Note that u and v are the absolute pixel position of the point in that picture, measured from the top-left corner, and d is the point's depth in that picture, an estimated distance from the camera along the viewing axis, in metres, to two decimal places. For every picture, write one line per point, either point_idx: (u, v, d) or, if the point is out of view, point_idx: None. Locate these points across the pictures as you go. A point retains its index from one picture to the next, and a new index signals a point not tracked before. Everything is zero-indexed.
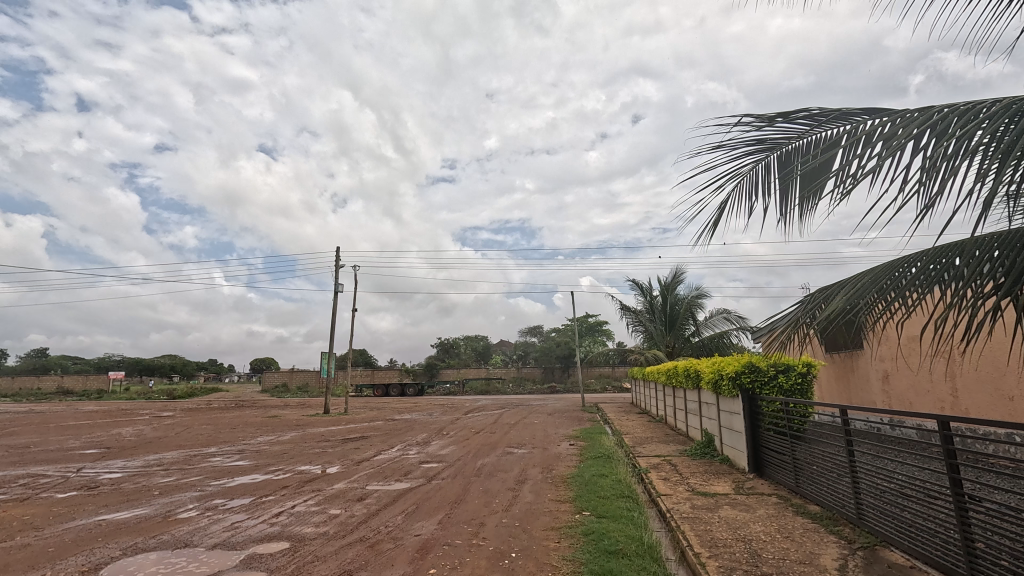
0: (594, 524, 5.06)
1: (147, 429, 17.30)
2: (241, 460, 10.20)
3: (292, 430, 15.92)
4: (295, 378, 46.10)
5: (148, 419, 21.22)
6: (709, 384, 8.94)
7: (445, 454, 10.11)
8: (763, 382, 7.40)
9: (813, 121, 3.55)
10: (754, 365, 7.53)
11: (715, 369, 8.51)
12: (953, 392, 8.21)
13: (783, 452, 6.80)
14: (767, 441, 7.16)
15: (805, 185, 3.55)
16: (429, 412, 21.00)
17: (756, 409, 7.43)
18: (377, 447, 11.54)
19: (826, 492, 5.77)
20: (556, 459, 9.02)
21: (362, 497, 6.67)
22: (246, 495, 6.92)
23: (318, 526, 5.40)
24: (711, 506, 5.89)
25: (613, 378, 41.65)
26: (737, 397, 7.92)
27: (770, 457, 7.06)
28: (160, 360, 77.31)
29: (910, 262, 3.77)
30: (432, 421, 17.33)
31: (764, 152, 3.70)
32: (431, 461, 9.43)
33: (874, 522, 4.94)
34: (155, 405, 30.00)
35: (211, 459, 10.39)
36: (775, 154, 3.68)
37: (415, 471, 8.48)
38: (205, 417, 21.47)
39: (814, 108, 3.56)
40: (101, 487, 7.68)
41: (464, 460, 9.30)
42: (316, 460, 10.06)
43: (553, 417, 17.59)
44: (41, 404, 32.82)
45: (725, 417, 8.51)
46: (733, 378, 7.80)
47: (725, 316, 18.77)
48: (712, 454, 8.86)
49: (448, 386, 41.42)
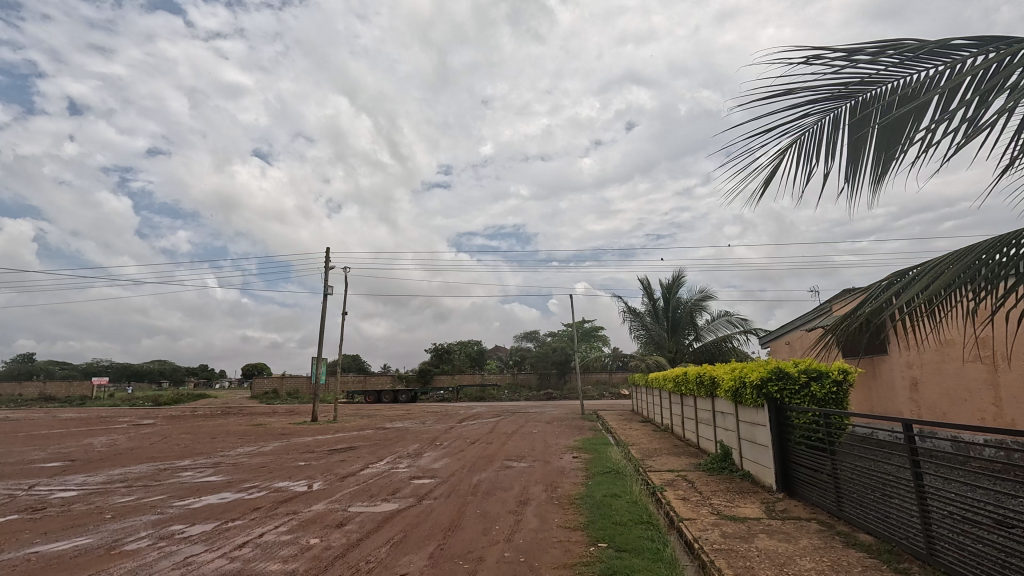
0: (614, 561, 4.27)
1: (121, 438, 16.30)
2: (216, 475, 9.33)
3: (276, 440, 15.00)
4: (284, 386, 44.99)
5: (125, 427, 20.14)
6: (726, 393, 8.16)
7: (438, 468, 9.25)
8: (791, 391, 6.66)
9: (901, 60, 2.70)
10: (782, 372, 6.79)
11: (733, 376, 7.77)
12: (995, 403, 7.56)
13: (818, 470, 6.04)
14: (799, 456, 6.43)
15: (881, 146, 2.77)
16: (422, 420, 20.13)
17: (785, 420, 6.71)
18: (364, 460, 10.66)
19: (881, 520, 5.02)
20: (559, 475, 8.20)
21: (342, 523, 5.81)
22: (209, 521, 6.05)
23: (285, 563, 4.55)
24: (744, 534, 5.11)
25: (610, 385, 40.82)
26: (761, 406, 7.19)
27: (803, 476, 6.31)
28: (149, 366, 76.00)
29: (1013, 238, 3.01)
30: (424, 430, 16.45)
31: (834, 103, 2.89)
32: (423, 476, 8.57)
33: (949, 559, 4.17)
34: (136, 413, 28.82)
35: (182, 474, 9.49)
36: (846, 107, 2.87)
37: (404, 489, 7.62)
38: (187, 425, 20.48)
39: (904, 43, 2.70)
40: (48, 510, 6.77)
41: (459, 476, 8.45)
42: (297, 474, 9.19)
43: (552, 426, 16.75)
44: (16, 410, 31.63)
45: (746, 428, 7.76)
46: (756, 385, 7.07)
47: (727, 319, 18.09)
48: (731, 469, 8.09)
49: (441, 393, 40.36)
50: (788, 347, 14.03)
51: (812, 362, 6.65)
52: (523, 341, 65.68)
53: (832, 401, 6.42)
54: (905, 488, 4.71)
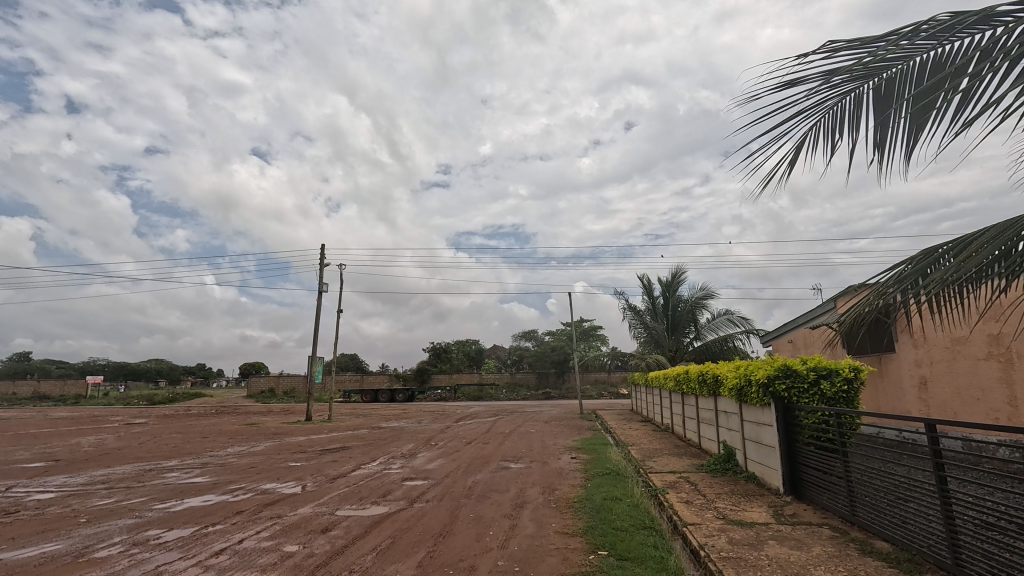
0: (616, 571, 3.97)
1: (110, 438, 15.94)
2: (202, 476, 9.02)
3: (268, 439, 14.68)
4: (281, 385, 44.61)
5: (115, 427, 19.78)
6: (730, 392, 7.89)
7: (432, 469, 8.96)
8: (799, 390, 6.37)
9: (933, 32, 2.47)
10: (789, 370, 6.52)
11: (737, 374, 7.48)
12: (1010, 402, 7.30)
13: (829, 472, 5.75)
14: (807, 458, 6.15)
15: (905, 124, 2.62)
16: (418, 420, 19.80)
17: (793, 420, 6.43)
18: (356, 461, 10.35)
19: (898, 526, 4.75)
20: (557, 476, 7.91)
21: (327, 528, 5.50)
22: (187, 525, 5.76)
23: (262, 572, 4.24)
24: (753, 541, 4.82)
25: (609, 385, 40.53)
26: (767, 406, 6.90)
27: (812, 478, 6.03)
28: (145, 365, 75.58)
29: None
30: (419, 430, 16.17)
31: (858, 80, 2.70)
32: (416, 478, 8.28)
33: (975, 570, 3.88)
34: (128, 411, 28.44)
35: (167, 475, 9.17)
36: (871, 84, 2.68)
37: (396, 491, 7.32)
38: (179, 424, 20.14)
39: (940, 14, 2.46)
40: (20, 513, 6.44)
41: (453, 477, 8.16)
42: (286, 475, 8.89)
43: (550, 426, 16.47)
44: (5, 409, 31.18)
45: (751, 428, 7.48)
46: (762, 384, 6.78)
47: (728, 318, 17.81)
48: (736, 471, 7.80)
49: (438, 392, 40.01)
50: (791, 345, 13.80)
51: (821, 360, 6.36)
52: (522, 340, 65.35)
53: (843, 400, 6.14)
54: (925, 492, 4.45)
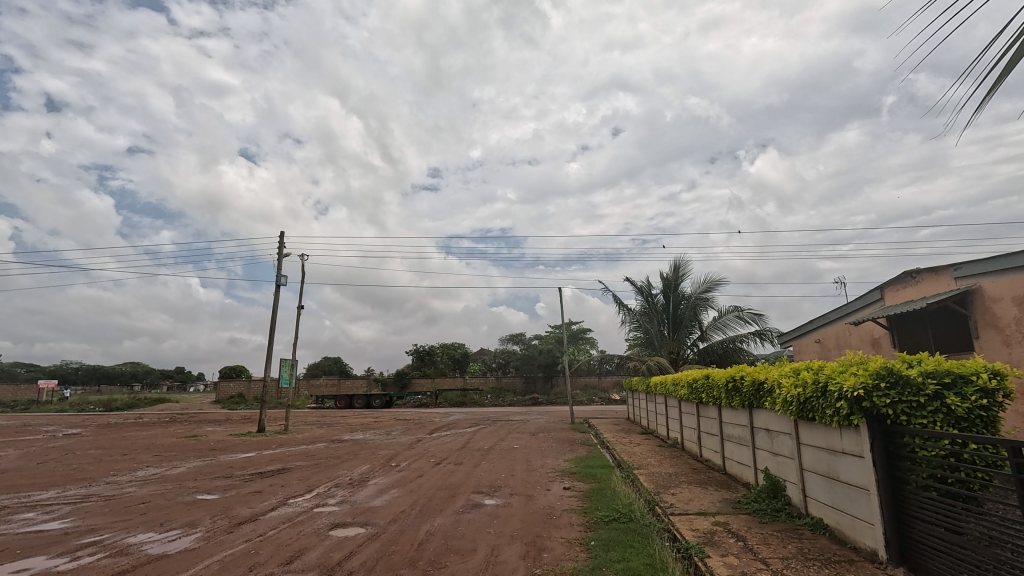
0: None
1: (13, 455, 13.18)
2: (62, 519, 6.55)
3: (197, 458, 12.12)
4: (251, 389, 41.55)
5: (37, 439, 16.99)
6: (785, 405, 5.75)
7: (376, 509, 6.65)
8: (907, 404, 4.25)
9: None
10: (893, 377, 4.38)
11: (799, 382, 5.38)
12: None
13: (974, 536, 3.60)
14: (924, 509, 4.03)
15: None
16: (387, 432, 17.32)
17: (897, 451, 4.31)
18: (286, 492, 7.99)
19: None
20: (547, 523, 5.66)
21: None
22: None
23: None
24: None
25: (600, 391, 38.41)
26: (851, 429, 4.78)
27: (937, 543, 3.90)
28: (113, 368, 72.14)
29: None
30: (385, 444, 13.80)
31: None
32: (351, 525, 5.97)
33: None
34: (65, 421, 25.25)
35: (16, 517, 6.71)
36: None
37: (312, 553, 4.98)
38: (113, 437, 17.46)
39: None
40: None
41: (401, 525, 5.86)
42: (176, 519, 6.49)
43: (538, 439, 14.16)
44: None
45: (816, 457, 5.36)
46: (846, 396, 4.63)
47: (736, 316, 15.71)
48: (793, 515, 5.64)
49: (418, 398, 36.97)
50: (820, 345, 11.82)
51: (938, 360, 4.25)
52: (509, 343, 62.99)
53: (979, 422, 3.98)
54: None
